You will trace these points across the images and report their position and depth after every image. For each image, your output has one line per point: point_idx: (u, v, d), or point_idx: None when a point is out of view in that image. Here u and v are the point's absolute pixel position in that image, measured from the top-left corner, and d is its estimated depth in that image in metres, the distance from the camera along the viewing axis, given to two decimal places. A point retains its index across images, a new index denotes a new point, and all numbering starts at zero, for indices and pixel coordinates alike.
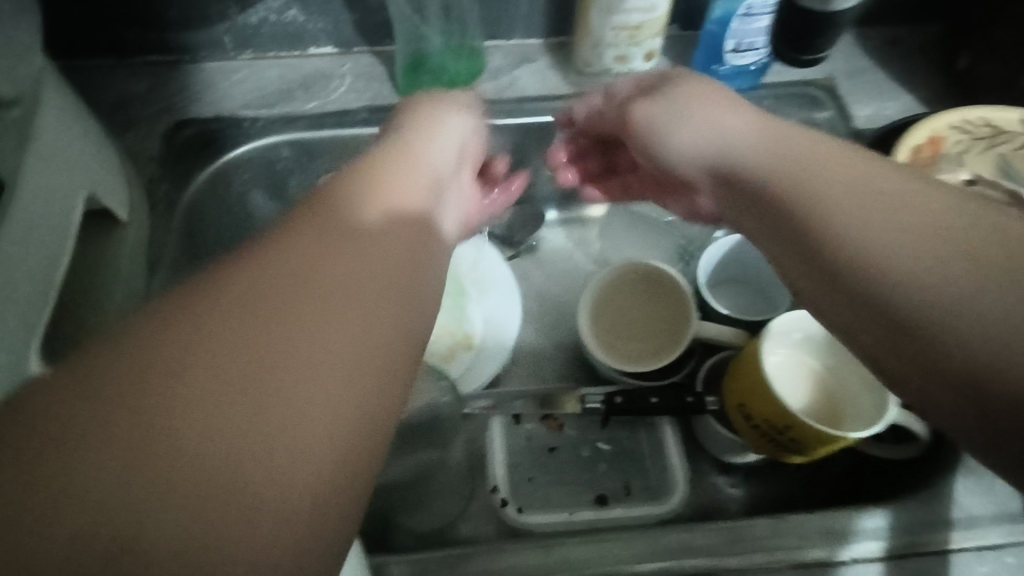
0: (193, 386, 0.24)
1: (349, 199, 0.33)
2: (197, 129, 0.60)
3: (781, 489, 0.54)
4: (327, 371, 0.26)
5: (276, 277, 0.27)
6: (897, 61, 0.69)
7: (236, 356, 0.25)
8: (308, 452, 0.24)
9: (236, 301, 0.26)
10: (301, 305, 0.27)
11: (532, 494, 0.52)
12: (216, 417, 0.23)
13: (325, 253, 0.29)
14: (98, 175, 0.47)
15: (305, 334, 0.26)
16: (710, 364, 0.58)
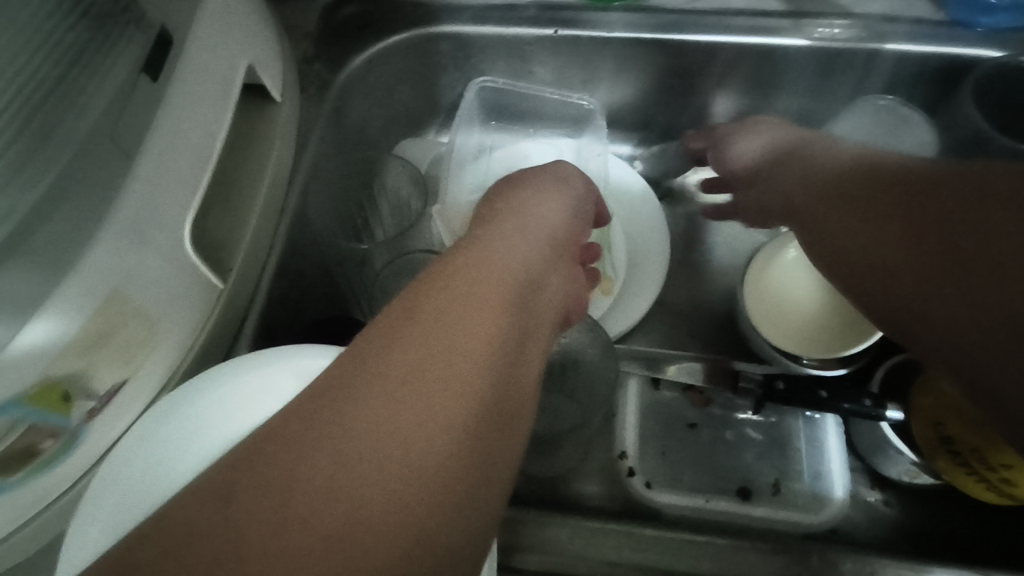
0: (332, 435, 0.23)
1: (470, 256, 0.32)
2: (355, 9, 0.54)
3: (957, 522, 0.46)
4: (453, 382, 0.26)
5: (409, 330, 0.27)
6: None
7: (369, 367, 0.26)
8: (426, 458, 0.24)
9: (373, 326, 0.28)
10: (428, 323, 0.28)
11: (663, 467, 0.47)
12: (348, 463, 0.23)
13: (455, 278, 0.30)
14: (258, 47, 0.43)
15: (434, 348, 0.27)
16: (893, 362, 0.48)
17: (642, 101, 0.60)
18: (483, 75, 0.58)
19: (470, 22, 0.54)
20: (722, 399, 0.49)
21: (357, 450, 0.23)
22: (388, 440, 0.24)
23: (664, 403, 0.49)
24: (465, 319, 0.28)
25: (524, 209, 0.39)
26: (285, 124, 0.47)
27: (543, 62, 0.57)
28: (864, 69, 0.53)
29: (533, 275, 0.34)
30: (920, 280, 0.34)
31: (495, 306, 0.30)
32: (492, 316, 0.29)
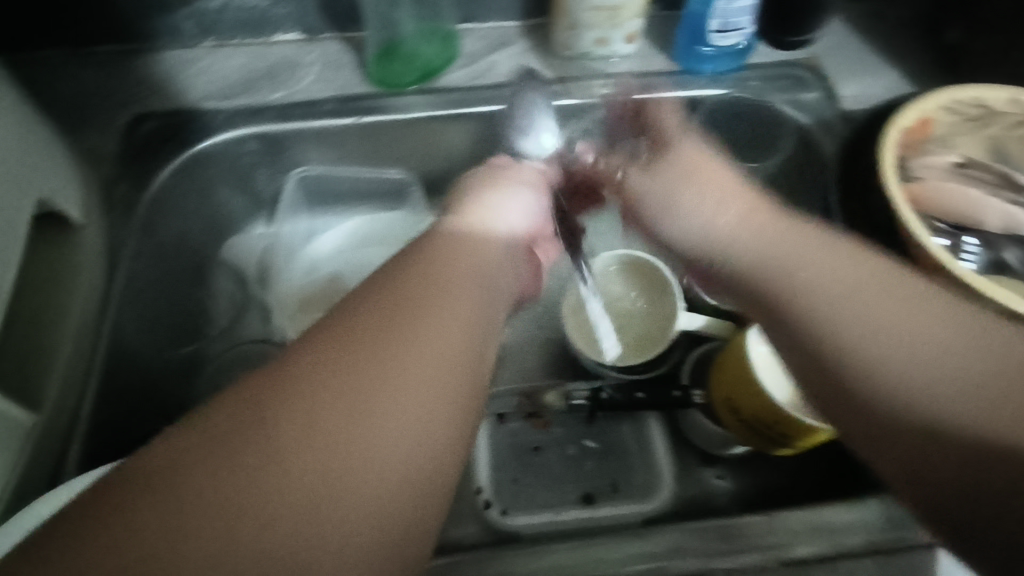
0: (298, 430, 0.28)
1: (415, 276, 0.37)
2: (157, 123, 0.57)
3: (772, 480, 0.53)
4: (411, 406, 0.31)
5: (362, 346, 0.32)
6: (884, 38, 0.66)
7: (336, 391, 0.30)
8: (385, 474, 0.29)
9: (346, 348, 0.32)
10: (407, 351, 0.33)
11: (517, 494, 0.52)
12: (318, 454, 0.28)
13: (421, 307, 0.35)
14: (45, 177, 0.45)
15: (399, 371, 0.32)
16: (696, 355, 0.56)
17: (454, 169, 0.66)
18: (300, 166, 0.62)
19: (274, 120, 0.58)
20: (560, 419, 0.55)
21: (324, 447, 0.28)
22: (352, 437, 0.29)
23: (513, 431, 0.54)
24: (414, 338, 0.33)
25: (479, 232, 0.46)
26: (91, 247, 0.48)
27: (353, 149, 0.62)
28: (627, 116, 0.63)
29: (485, 280, 0.41)
30: (890, 386, 0.33)
31: (443, 325, 0.35)
32: (441, 336, 0.34)
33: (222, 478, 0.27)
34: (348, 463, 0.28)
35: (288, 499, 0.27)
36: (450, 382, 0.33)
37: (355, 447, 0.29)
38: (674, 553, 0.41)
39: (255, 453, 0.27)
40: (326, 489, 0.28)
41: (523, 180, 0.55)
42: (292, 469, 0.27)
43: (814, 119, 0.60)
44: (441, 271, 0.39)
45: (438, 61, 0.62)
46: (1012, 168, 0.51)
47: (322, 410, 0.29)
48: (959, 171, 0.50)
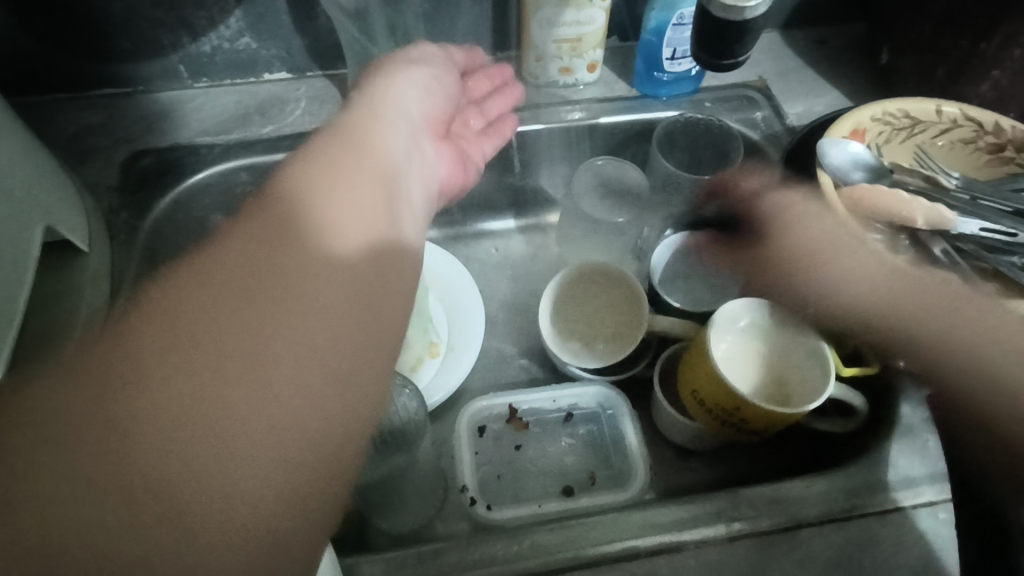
0: (192, 377, 0.33)
1: (286, 229, 0.41)
2: (153, 159, 0.62)
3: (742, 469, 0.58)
4: (274, 415, 0.34)
5: (232, 312, 0.36)
6: (824, 61, 0.73)
7: (197, 408, 0.33)
8: (256, 483, 0.32)
9: (210, 362, 0.34)
10: (271, 358, 0.35)
11: (501, 491, 0.56)
12: (210, 402, 0.33)
13: (284, 314, 0.37)
14: (53, 207, 0.49)
15: (265, 382, 0.34)
16: (666, 357, 0.60)
17: None
18: None
19: (264, 152, 0.63)
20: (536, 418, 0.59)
21: (210, 402, 0.33)
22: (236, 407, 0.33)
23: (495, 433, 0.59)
24: (281, 294, 0.37)
25: (353, 180, 0.46)
26: (92, 273, 0.52)
27: None
28: (594, 139, 0.69)
29: (379, 247, 0.44)
30: None
31: (313, 273, 0.39)
32: (309, 288, 0.38)
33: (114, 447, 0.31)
34: (229, 422, 0.33)
35: (195, 446, 0.32)
36: (329, 323, 0.38)
37: (238, 392, 0.34)
38: (642, 531, 0.45)
39: (135, 428, 0.31)
40: (218, 438, 0.32)
41: (414, 63, 0.57)
42: (181, 428, 0.32)
43: (762, 134, 0.67)
44: (309, 208, 0.42)
45: None
46: (939, 172, 0.55)
47: (203, 363, 0.34)
48: (889, 177, 0.55)
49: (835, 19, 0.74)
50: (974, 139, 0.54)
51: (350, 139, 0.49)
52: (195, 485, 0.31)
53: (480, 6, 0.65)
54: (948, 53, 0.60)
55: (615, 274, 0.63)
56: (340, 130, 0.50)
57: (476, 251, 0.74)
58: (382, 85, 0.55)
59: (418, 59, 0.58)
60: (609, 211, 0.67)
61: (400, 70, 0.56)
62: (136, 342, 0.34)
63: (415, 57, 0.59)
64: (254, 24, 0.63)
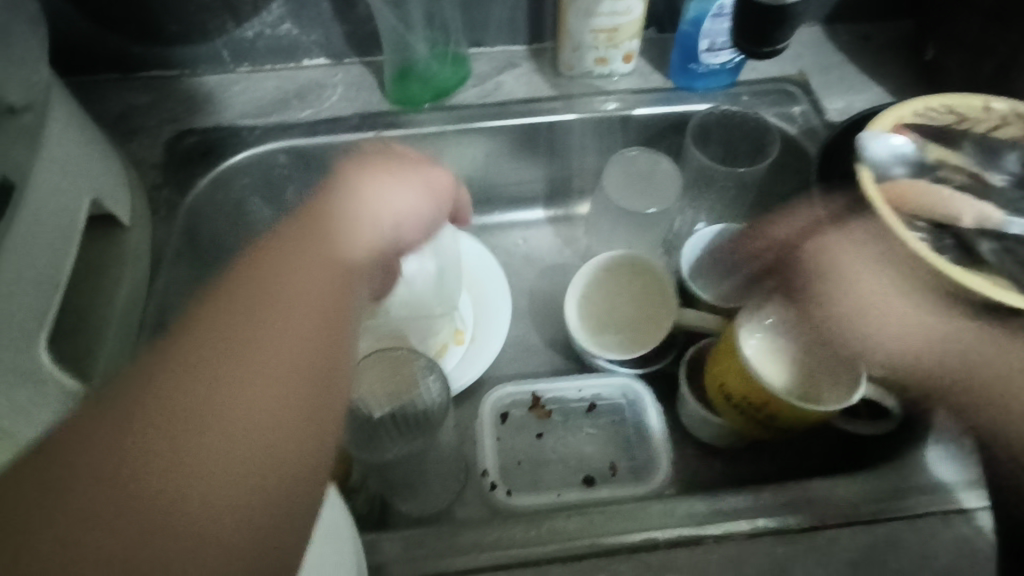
0: (150, 479, 0.31)
1: (223, 348, 0.36)
2: (196, 139, 0.64)
3: (768, 469, 0.57)
4: (218, 550, 0.31)
5: (137, 412, 0.32)
6: (867, 57, 0.71)
7: (159, 485, 0.31)
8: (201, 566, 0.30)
9: (215, 464, 0.32)
10: (202, 509, 0.31)
11: (520, 476, 0.56)
12: (155, 464, 0.31)
13: (228, 448, 0.33)
14: (100, 179, 0.51)
15: (206, 537, 0.31)
16: (693, 350, 0.59)
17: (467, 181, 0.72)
18: None
19: (301, 135, 0.65)
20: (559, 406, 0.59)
21: (149, 461, 0.31)
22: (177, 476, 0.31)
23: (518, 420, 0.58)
24: (208, 387, 0.34)
25: (350, 254, 0.44)
26: (134, 245, 0.54)
27: None
28: (627, 131, 0.68)
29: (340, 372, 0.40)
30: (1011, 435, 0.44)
31: (275, 331, 0.38)
32: (274, 358, 0.37)
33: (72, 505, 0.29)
34: (179, 495, 0.31)
35: (122, 544, 0.29)
36: (263, 401, 0.35)
37: (181, 526, 0.31)
38: (661, 523, 0.44)
39: (163, 471, 0.31)
40: (175, 548, 0.30)
41: (388, 168, 0.48)
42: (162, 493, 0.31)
43: (800, 128, 0.65)
44: (270, 292, 0.39)
45: (451, 82, 0.68)
46: (988, 169, 0.53)
47: (181, 438, 0.32)
48: (934, 173, 0.53)
49: (880, 13, 0.72)
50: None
51: (332, 216, 0.45)
52: (145, 565, 0.29)
53: None
54: (997, 48, 0.58)
55: (642, 267, 0.63)
56: (322, 204, 0.45)
57: (505, 241, 0.74)
58: (354, 185, 0.46)
59: (404, 161, 0.49)
60: (639, 204, 0.67)
61: (389, 172, 0.48)
62: (150, 394, 0.33)
63: (398, 159, 0.49)
64: (296, 10, 0.65)
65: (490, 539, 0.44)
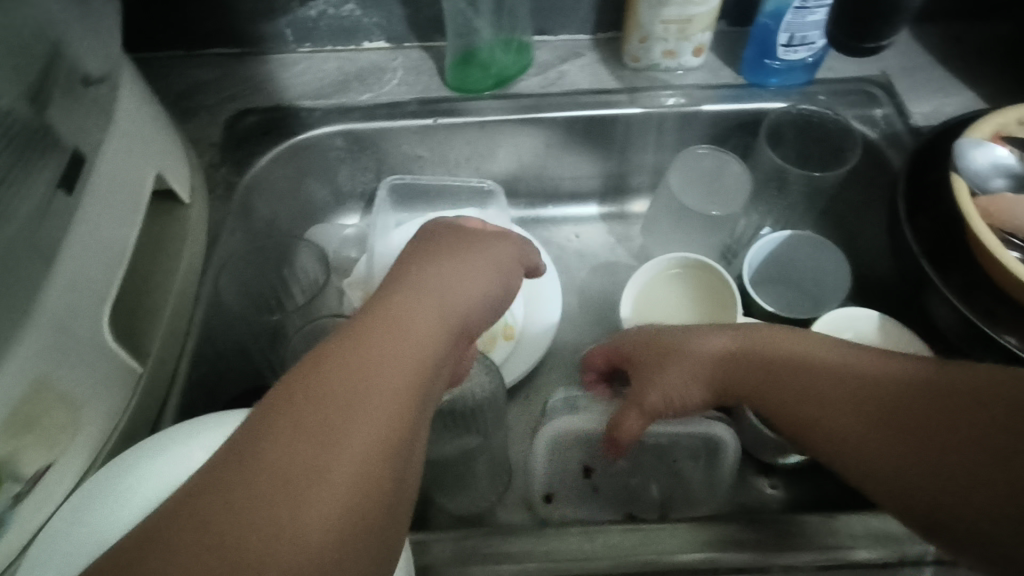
0: (286, 437, 0.30)
1: (356, 323, 0.36)
2: (255, 119, 0.63)
3: (827, 492, 0.55)
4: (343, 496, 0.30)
5: (292, 382, 0.33)
6: (957, 59, 0.66)
7: (301, 441, 0.30)
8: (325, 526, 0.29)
9: (347, 399, 0.32)
10: (334, 468, 0.30)
11: (574, 499, 0.55)
12: (300, 427, 0.31)
13: (362, 408, 0.32)
14: (164, 156, 0.51)
15: (336, 493, 0.30)
16: None
17: (521, 173, 0.70)
18: (391, 174, 0.68)
19: (360, 120, 0.64)
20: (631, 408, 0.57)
21: (272, 462, 0.29)
22: (298, 483, 0.29)
23: (579, 433, 0.58)
24: (352, 343, 0.34)
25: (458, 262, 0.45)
26: (193, 224, 0.53)
27: (428, 150, 0.67)
28: (693, 129, 0.65)
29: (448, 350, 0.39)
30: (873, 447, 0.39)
31: (396, 341, 0.35)
32: (392, 362, 0.34)
33: (208, 500, 0.28)
34: (295, 495, 0.29)
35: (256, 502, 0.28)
36: (383, 412, 0.32)
37: (312, 485, 0.29)
38: (726, 545, 0.42)
39: (302, 428, 0.31)
40: (309, 497, 0.29)
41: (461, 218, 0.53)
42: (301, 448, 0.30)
43: (881, 133, 0.61)
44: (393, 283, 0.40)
45: (512, 69, 0.66)
46: None
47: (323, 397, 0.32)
48: None
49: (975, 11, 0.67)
50: None
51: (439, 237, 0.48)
52: (280, 524, 0.28)
53: None
54: None
55: (704, 269, 0.60)
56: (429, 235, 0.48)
57: (557, 236, 0.72)
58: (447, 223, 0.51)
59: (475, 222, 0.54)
60: (705, 204, 0.63)
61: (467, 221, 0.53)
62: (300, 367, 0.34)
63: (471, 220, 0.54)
64: None
65: (543, 550, 0.42)
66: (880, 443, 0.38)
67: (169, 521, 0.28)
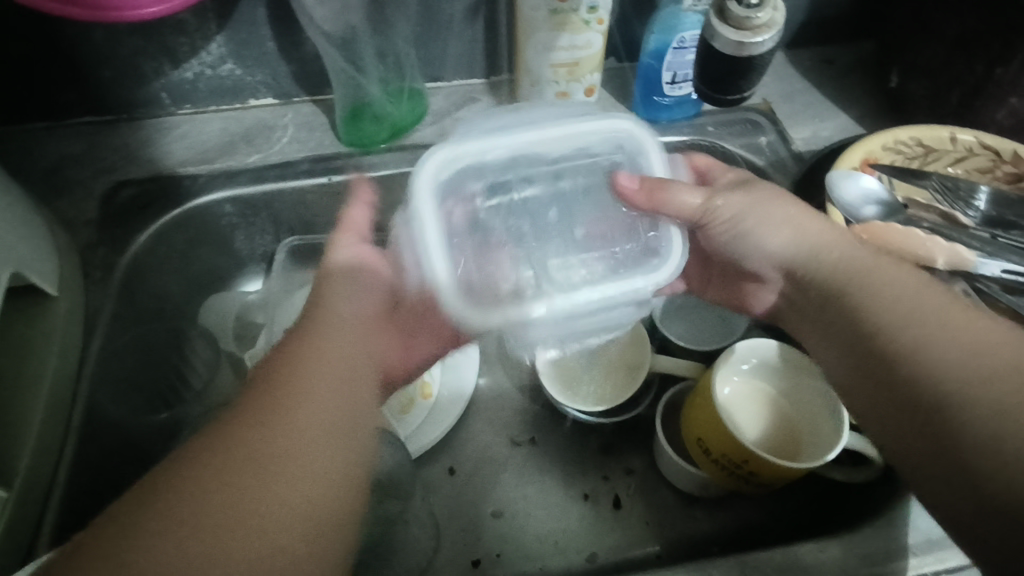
0: (236, 457, 0.35)
1: (273, 378, 0.40)
2: (135, 190, 0.60)
3: (751, 517, 0.56)
4: (302, 496, 0.36)
5: (233, 421, 0.37)
6: (831, 82, 0.70)
7: (245, 464, 0.35)
8: (283, 529, 0.34)
9: (267, 439, 0.37)
10: (287, 478, 0.36)
11: (512, 561, 0.55)
12: (250, 447, 0.36)
13: (286, 441, 0.37)
14: (23, 253, 0.47)
15: (289, 502, 0.35)
16: (668, 396, 0.58)
17: None
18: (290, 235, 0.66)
19: (248, 183, 0.61)
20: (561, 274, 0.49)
21: (248, 464, 0.35)
22: (269, 483, 0.35)
23: (509, 486, 0.59)
24: (273, 402, 0.39)
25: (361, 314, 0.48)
26: (63, 319, 0.51)
27: (327, 209, 0.65)
28: None
29: (366, 391, 0.44)
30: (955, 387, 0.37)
31: (314, 392, 0.40)
32: (316, 405, 0.40)
33: (208, 495, 0.34)
34: (254, 501, 0.34)
35: (218, 514, 0.33)
36: (331, 440, 0.39)
37: (269, 492, 0.35)
38: None
39: (245, 457, 0.36)
40: (276, 491, 0.35)
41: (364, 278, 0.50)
42: (252, 464, 0.36)
43: (768, 161, 0.64)
44: (321, 334, 0.44)
45: (408, 119, 0.64)
46: (956, 208, 0.52)
47: (255, 438, 0.37)
48: (902, 213, 0.52)
49: (843, 36, 0.71)
50: (990, 169, 0.52)
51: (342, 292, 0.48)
52: (231, 533, 0.33)
53: (473, 27, 0.62)
54: (961, 78, 0.57)
55: None
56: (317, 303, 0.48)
57: None
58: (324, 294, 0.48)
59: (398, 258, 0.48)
60: None
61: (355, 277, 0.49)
62: (220, 426, 0.37)
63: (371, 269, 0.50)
64: (238, 50, 0.61)
65: None
66: (890, 364, 0.40)
67: (159, 521, 0.32)
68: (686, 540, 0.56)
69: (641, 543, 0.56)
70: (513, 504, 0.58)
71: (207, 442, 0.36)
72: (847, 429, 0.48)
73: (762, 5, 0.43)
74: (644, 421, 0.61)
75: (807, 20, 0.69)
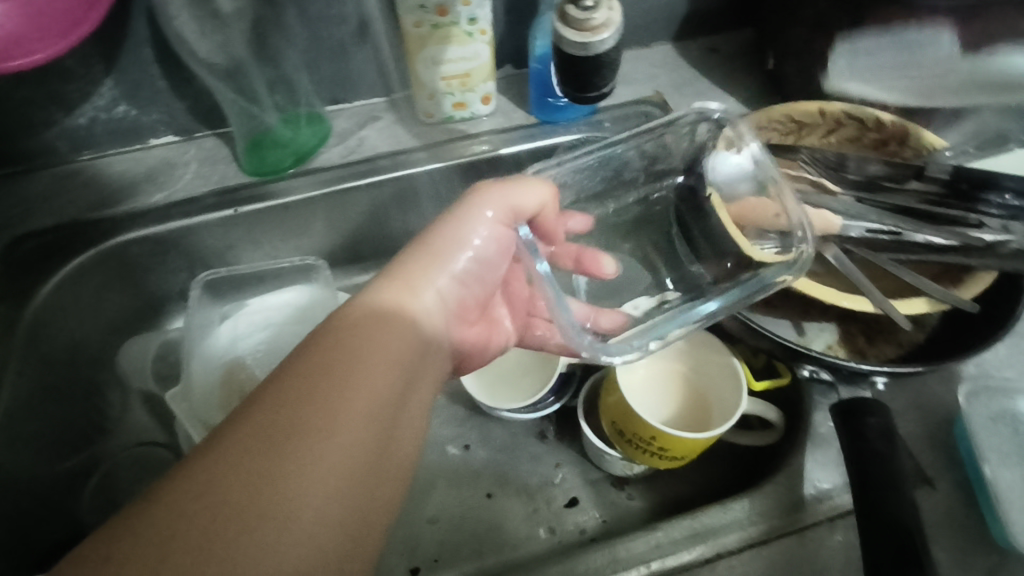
0: (260, 460, 0.32)
1: (319, 365, 0.36)
2: (36, 241, 0.60)
3: (676, 492, 0.58)
4: (315, 509, 0.32)
5: (265, 416, 0.34)
6: (718, 68, 0.73)
7: (263, 464, 0.32)
8: (304, 545, 0.31)
9: (294, 438, 0.33)
10: (301, 490, 0.32)
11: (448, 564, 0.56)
12: (270, 452, 0.32)
13: (311, 441, 0.33)
14: None
15: (306, 518, 0.31)
16: (588, 387, 0.60)
17: (348, 240, 0.69)
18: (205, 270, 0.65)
19: (153, 223, 0.61)
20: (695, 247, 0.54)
21: (269, 465, 0.32)
22: (282, 482, 0.32)
23: (443, 491, 0.60)
24: (312, 399, 0.35)
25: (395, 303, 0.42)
26: None
27: (239, 239, 0.65)
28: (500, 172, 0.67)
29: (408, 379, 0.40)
30: None
31: (356, 385, 0.36)
32: (353, 403, 0.35)
33: (187, 524, 0.30)
34: (268, 516, 0.31)
35: (225, 521, 0.30)
36: (365, 431, 0.35)
37: (289, 505, 0.31)
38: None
39: (265, 462, 0.32)
40: (292, 507, 0.31)
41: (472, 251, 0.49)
42: (270, 464, 0.32)
43: None
44: (368, 327, 0.40)
45: (311, 143, 0.65)
46: (826, 176, 0.55)
47: (281, 437, 0.33)
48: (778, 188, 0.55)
49: (724, 26, 0.75)
50: (858, 136, 0.57)
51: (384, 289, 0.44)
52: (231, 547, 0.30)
53: (365, 49, 0.64)
54: (823, 57, 0.61)
55: None
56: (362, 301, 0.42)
57: None
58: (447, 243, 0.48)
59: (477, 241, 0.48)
60: None
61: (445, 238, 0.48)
62: (249, 421, 0.33)
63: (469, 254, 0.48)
64: (130, 92, 0.61)
65: None
66: None
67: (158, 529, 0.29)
68: (619, 521, 0.57)
69: (577, 530, 0.58)
70: (450, 510, 0.59)
71: (232, 442, 0.32)
72: (745, 395, 0.51)
73: (597, 7, 0.45)
74: (569, 412, 0.63)
75: (688, 13, 0.72)
